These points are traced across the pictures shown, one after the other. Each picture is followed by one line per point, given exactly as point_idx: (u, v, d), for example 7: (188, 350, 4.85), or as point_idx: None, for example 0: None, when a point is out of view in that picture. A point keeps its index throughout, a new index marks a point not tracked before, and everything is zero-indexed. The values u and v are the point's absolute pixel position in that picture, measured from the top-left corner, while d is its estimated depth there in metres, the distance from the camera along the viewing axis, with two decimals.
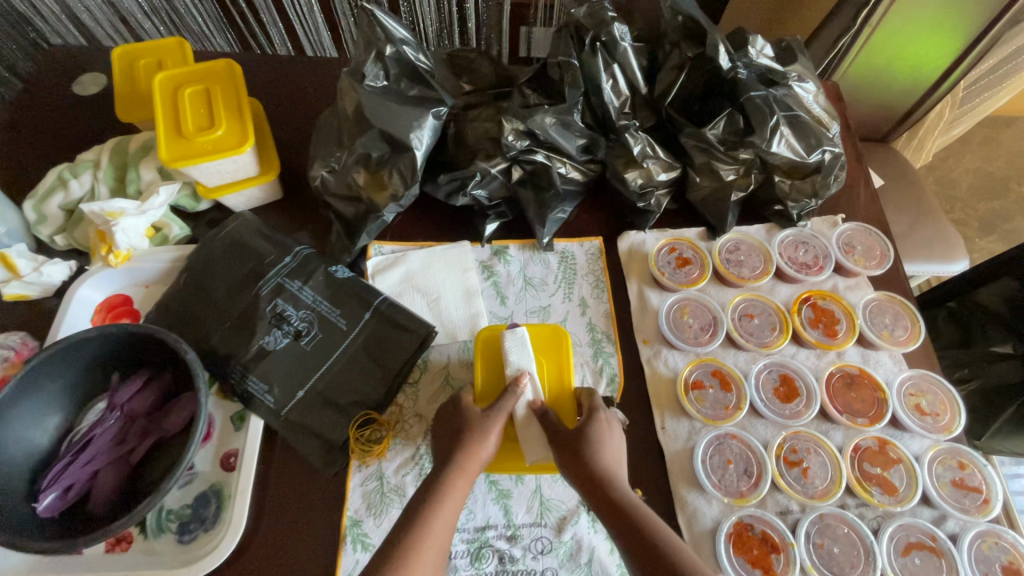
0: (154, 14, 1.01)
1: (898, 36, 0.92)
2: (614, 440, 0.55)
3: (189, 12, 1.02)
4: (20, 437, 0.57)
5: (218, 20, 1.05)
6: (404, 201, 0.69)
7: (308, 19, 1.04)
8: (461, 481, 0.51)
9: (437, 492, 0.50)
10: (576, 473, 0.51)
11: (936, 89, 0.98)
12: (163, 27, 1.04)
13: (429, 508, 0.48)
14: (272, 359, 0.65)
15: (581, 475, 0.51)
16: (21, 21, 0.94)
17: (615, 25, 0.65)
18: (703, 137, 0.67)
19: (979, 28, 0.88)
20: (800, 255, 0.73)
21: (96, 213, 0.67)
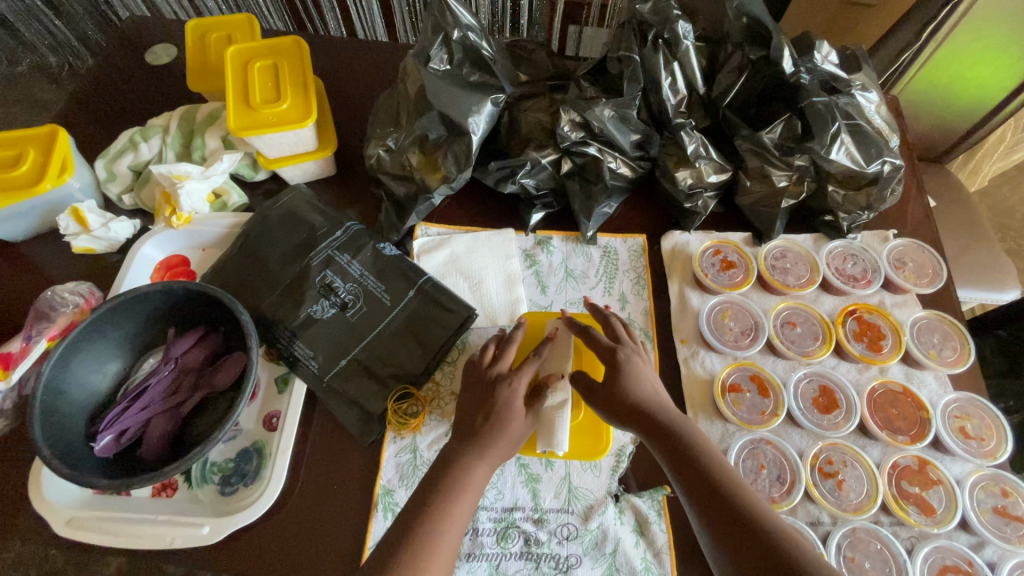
0: None
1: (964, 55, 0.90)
2: (646, 371, 0.55)
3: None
4: (83, 380, 0.60)
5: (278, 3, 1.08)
6: (455, 184, 0.70)
7: (363, 3, 1.06)
8: (470, 491, 0.50)
9: (448, 501, 0.49)
10: (622, 418, 0.53)
11: (998, 113, 0.94)
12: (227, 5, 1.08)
13: (442, 513, 0.48)
14: (320, 326, 0.67)
15: (622, 413, 0.52)
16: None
17: (680, 22, 0.65)
18: (759, 140, 0.67)
19: None
20: (848, 268, 0.72)
21: (164, 175, 0.71)
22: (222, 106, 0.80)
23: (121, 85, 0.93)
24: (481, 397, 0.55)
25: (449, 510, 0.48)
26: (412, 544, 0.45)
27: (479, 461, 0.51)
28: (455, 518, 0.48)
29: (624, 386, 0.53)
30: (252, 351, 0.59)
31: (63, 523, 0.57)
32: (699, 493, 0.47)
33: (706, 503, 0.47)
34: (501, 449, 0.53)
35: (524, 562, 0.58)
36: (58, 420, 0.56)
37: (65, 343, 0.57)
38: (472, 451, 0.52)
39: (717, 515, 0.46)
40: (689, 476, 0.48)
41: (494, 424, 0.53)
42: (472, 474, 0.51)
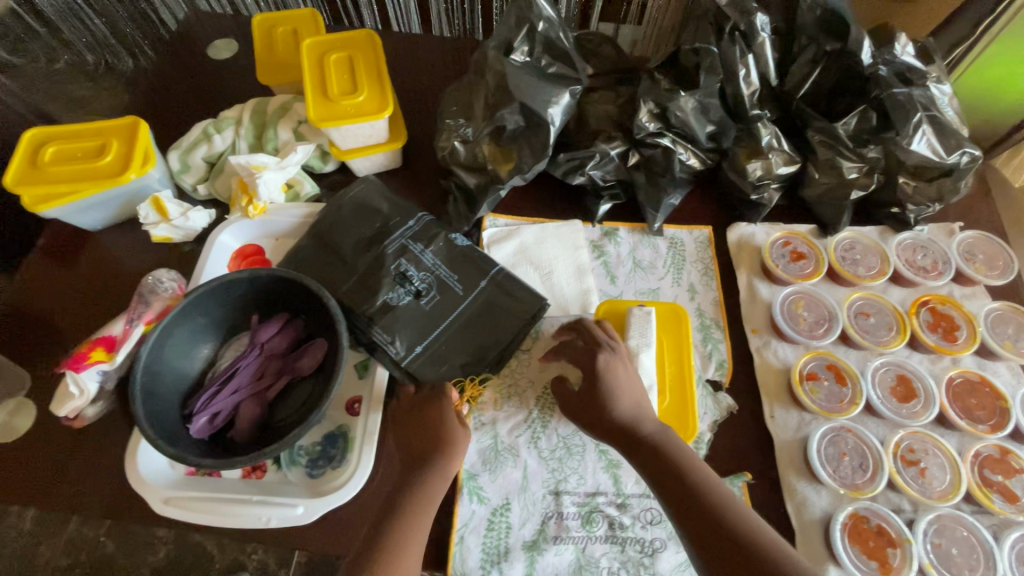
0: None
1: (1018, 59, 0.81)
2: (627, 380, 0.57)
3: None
4: (178, 364, 0.62)
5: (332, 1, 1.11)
6: (528, 175, 0.71)
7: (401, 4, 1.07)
8: (427, 510, 0.54)
9: (407, 513, 0.53)
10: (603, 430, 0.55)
11: None
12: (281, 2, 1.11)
13: (402, 535, 0.52)
14: (396, 314, 0.68)
15: (602, 427, 0.55)
16: None
17: (757, 16, 0.66)
18: (833, 131, 0.68)
19: None
20: (918, 259, 0.73)
21: (242, 165, 0.73)
22: (292, 98, 0.81)
23: (188, 86, 0.96)
24: (428, 423, 0.59)
25: (406, 533, 0.52)
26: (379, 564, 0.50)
27: (432, 483, 0.55)
28: (415, 539, 0.52)
29: (602, 400, 0.55)
30: (342, 338, 0.60)
31: (161, 502, 0.58)
32: (678, 498, 0.50)
33: (684, 508, 0.49)
34: (445, 471, 0.56)
35: (610, 546, 0.59)
36: (157, 402, 0.58)
37: (160, 327, 0.59)
38: (422, 472, 0.56)
39: (689, 517, 0.48)
40: (667, 484, 0.50)
41: (443, 448, 0.57)
42: (425, 495, 0.55)
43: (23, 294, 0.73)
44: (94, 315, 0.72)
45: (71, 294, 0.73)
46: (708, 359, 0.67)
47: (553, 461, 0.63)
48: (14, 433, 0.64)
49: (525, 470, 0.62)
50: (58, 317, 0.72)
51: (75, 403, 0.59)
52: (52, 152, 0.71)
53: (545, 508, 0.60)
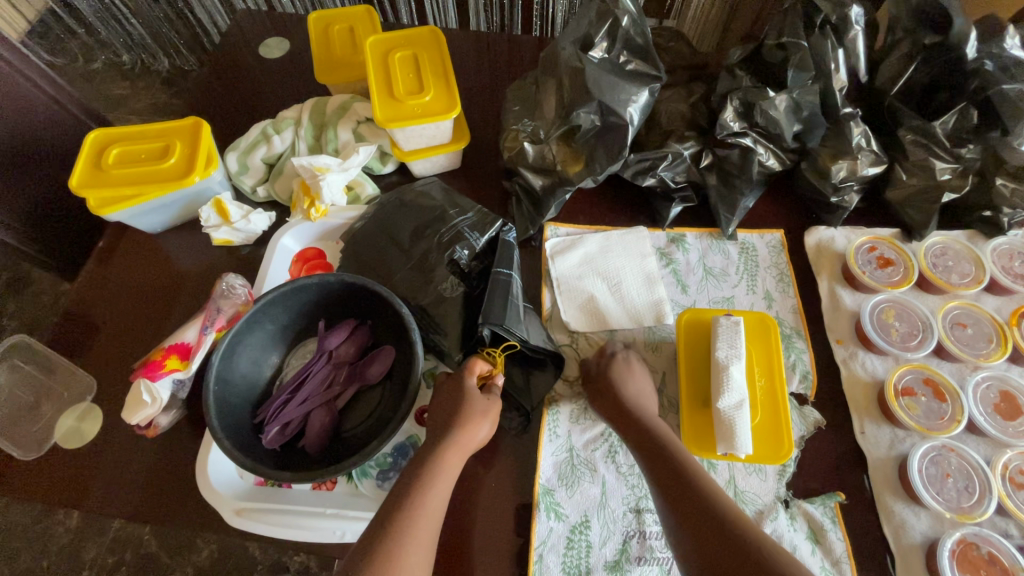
0: None
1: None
2: (639, 376, 0.61)
3: None
4: (247, 371, 0.60)
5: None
6: (600, 177, 0.68)
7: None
8: (438, 487, 0.48)
9: (416, 496, 0.47)
10: (606, 410, 0.58)
11: None
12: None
13: (409, 511, 0.46)
14: (451, 307, 0.63)
15: (609, 411, 0.58)
16: None
17: (852, 8, 0.62)
18: (930, 130, 0.63)
19: None
20: (1016, 266, 0.68)
21: (305, 167, 0.71)
22: (350, 98, 0.80)
23: (238, 84, 0.95)
24: (449, 402, 0.55)
25: (415, 507, 0.46)
26: (382, 545, 0.43)
27: (445, 462, 0.50)
28: (423, 517, 0.46)
29: (612, 385, 0.59)
30: (415, 346, 0.57)
31: (233, 513, 0.57)
32: (672, 486, 0.49)
33: (678, 496, 0.48)
34: (458, 450, 0.51)
35: None
36: (229, 410, 0.56)
37: (231, 334, 0.57)
38: (436, 445, 0.51)
39: (671, 488, 0.49)
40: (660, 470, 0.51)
41: (459, 422, 0.53)
42: (442, 468, 0.50)
43: (88, 297, 0.73)
44: (156, 318, 0.71)
45: (133, 298, 0.73)
46: (792, 371, 0.64)
47: (632, 477, 0.60)
48: (82, 439, 0.63)
49: (603, 486, 0.60)
50: (121, 320, 0.71)
51: (148, 411, 0.57)
52: (116, 154, 0.70)
53: (626, 527, 0.58)
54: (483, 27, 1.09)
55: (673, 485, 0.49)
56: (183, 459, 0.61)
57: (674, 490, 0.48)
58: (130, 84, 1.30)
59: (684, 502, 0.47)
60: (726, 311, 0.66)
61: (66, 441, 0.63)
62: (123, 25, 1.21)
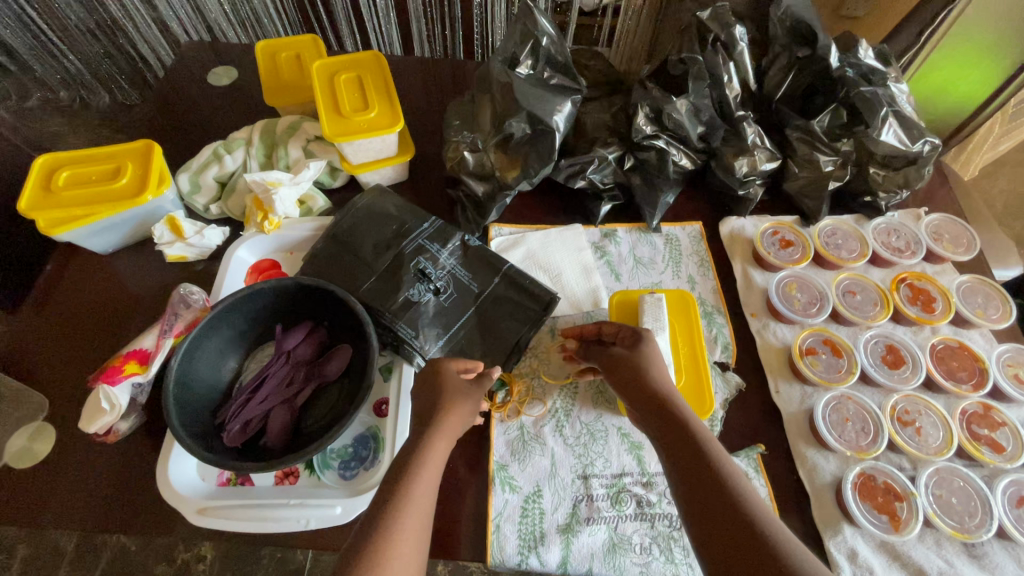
0: (260, 20, 1.11)
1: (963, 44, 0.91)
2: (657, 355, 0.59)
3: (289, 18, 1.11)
4: (208, 376, 0.63)
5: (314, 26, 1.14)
6: (535, 179, 0.76)
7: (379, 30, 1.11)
8: (430, 469, 0.51)
9: (407, 482, 0.49)
10: (626, 387, 0.57)
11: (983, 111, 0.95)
12: (262, 30, 1.13)
13: (395, 509, 0.47)
14: (418, 308, 0.71)
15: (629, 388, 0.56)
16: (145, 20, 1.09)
17: (736, 27, 0.73)
18: (810, 128, 0.74)
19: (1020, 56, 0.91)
20: (893, 241, 0.79)
21: (258, 182, 0.75)
22: (299, 119, 0.84)
23: (188, 112, 0.98)
24: (438, 390, 0.58)
25: (400, 505, 0.47)
26: (374, 535, 0.45)
27: (430, 453, 0.52)
28: (410, 512, 0.47)
29: (634, 363, 0.57)
30: (370, 338, 0.62)
31: (196, 512, 0.58)
32: (692, 485, 0.47)
33: (698, 495, 0.46)
34: (444, 437, 0.54)
35: (639, 523, 0.61)
36: (190, 411, 0.58)
37: (191, 338, 0.60)
38: (422, 436, 0.53)
39: (694, 479, 0.47)
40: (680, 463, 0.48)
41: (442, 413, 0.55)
42: (427, 454, 0.51)
43: (36, 321, 0.73)
44: (110, 336, 0.72)
45: (87, 318, 0.73)
46: (714, 343, 0.72)
47: (578, 447, 0.65)
48: (34, 459, 0.63)
49: (553, 457, 0.65)
50: (72, 340, 0.72)
51: (106, 419, 0.58)
52: (66, 177, 0.72)
53: (575, 492, 0.62)
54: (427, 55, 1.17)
55: (695, 474, 0.47)
56: (139, 468, 0.62)
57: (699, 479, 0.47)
58: (68, 120, 1.30)
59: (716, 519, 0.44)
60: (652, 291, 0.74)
61: (17, 461, 0.62)
62: (61, 59, 1.22)
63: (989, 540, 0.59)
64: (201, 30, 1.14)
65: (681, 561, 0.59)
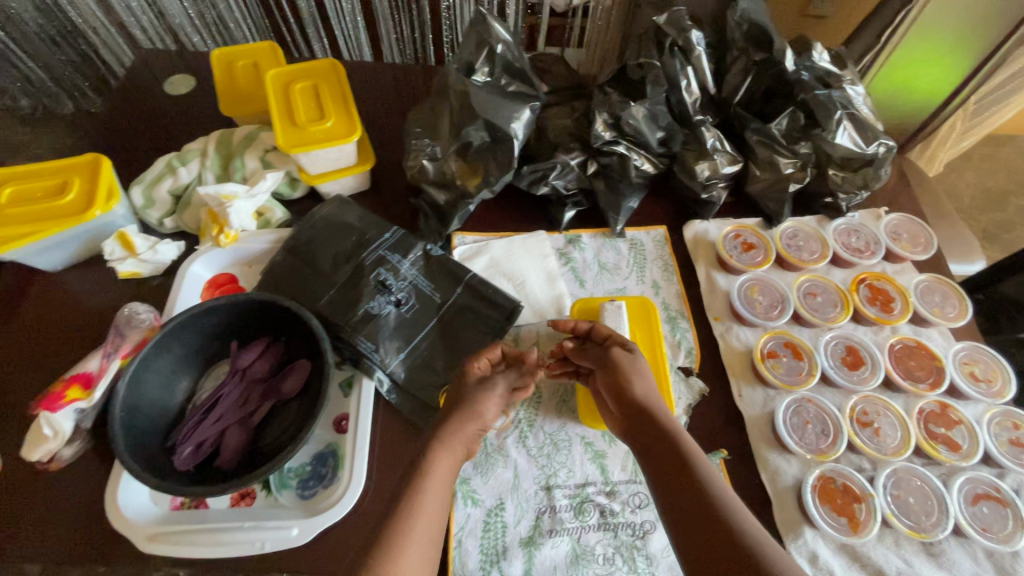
0: (205, 26, 1.06)
1: (923, 42, 0.92)
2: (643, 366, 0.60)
3: (237, 23, 1.05)
4: (159, 397, 0.61)
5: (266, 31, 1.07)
6: (496, 187, 0.75)
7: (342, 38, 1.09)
8: (444, 468, 0.52)
9: (419, 481, 0.50)
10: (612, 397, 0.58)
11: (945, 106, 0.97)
12: (212, 38, 1.08)
13: (409, 511, 0.47)
14: (378, 321, 0.70)
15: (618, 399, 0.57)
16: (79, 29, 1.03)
17: (692, 32, 0.73)
18: (768, 131, 0.75)
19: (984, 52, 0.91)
20: (853, 242, 0.80)
21: (212, 196, 0.73)
22: (257, 128, 0.83)
23: (146, 124, 0.96)
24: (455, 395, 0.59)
25: (415, 507, 0.48)
26: (387, 532, 0.46)
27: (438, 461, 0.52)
28: (424, 514, 0.48)
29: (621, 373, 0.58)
30: (328, 355, 0.61)
31: (146, 539, 0.56)
32: (674, 494, 0.48)
33: (681, 503, 0.47)
34: (454, 441, 0.54)
35: (603, 534, 0.61)
36: (138, 434, 0.57)
37: (138, 359, 0.58)
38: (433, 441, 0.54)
39: (677, 489, 0.48)
40: (664, 473, 0.50)
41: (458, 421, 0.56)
42: (439, 459, 0.52)
43: None
44: (60, 357, 0.70)
45: (35, 339, 0.71)
46: (678, 348, 0.72)
47: (541, 458, 0.65)
48: None
49: (516, 469, 0.64)
50: (19, 362, 0.69)
51: (50, 446, 0.57)
52: (11, 194, 0.69)
53: (538, 504, 0.62)
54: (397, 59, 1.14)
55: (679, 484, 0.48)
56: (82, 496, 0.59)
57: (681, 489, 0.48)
58: None
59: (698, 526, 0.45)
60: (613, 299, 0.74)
61: None
62: None
63: (946, 539, 0.60)
64: (168, 40, 1.08)
65: (644, 570, 0.59)
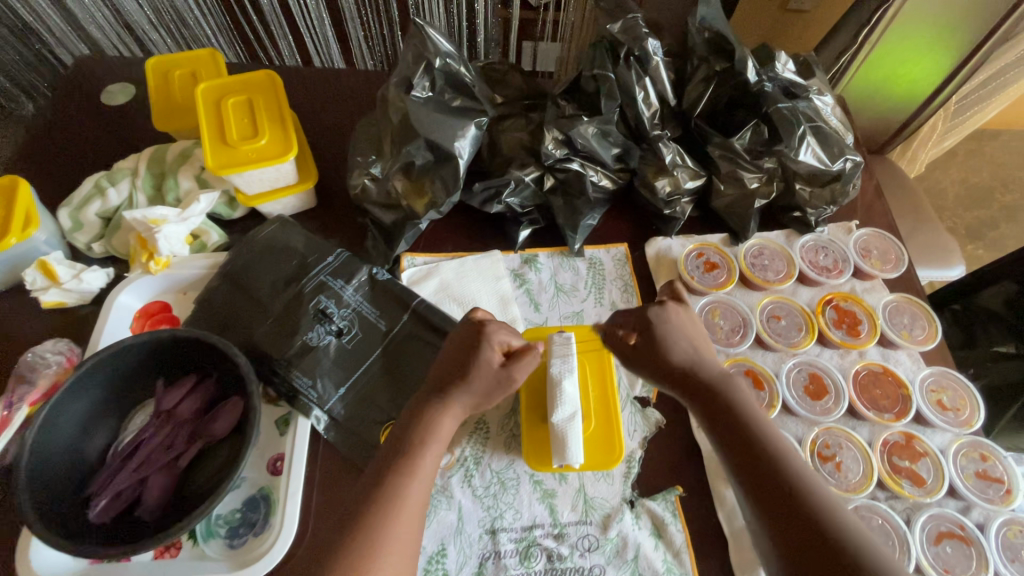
0: (162, 27, 0.97)
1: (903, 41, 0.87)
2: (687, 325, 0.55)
3: (198, 24, 0.97)
4: (73, 443, 0.57)
5: (228, 31, 1.00)
6: (444, 208, 0.71)
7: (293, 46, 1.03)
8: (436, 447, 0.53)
9: (411, 462, 0.51)
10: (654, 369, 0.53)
11: (926, 107, 0.95)
12: (171, 38, 1.00)
13: (405, 473, 0.50)
14: (317, 353, 0.66)
15: (662, 367, 0.53)
16: (26, 31, 0.93)
17: (648, 40, 0.69)
18: (731, 146, 0.71)
19: (963, 53, 0.86)
20: (821, 260, 0.76)
21: (139, 220, 0.68)
22: (193, 144, 0.78)
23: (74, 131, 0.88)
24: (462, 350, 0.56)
25: (411, 469, 0.50)
26: (374, 518, 0.47)
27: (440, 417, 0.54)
28: (420, 475, 0.50)
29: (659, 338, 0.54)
30: (255, 397, 0.57)
31: None
32: (746, 464, 0.47)
33: (749, 474, 0.47)
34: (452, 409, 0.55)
35: None
36: (48, 489, 0.53)
37: (48, 407, 0.54)
38: (428, 414, 0.54)
39: (746, 463, 0.47)
40: (730, 443, 0.48)
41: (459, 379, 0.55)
42: (433, 439, 0.53)
43: None
44: None
45: None
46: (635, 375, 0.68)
47: (487, 498, 0.61)
48: None
49: (460, 511, 0.61)
50: None
51: None
52: None
53: (481, 549, 0.59)
54: (369, 56, 1.06)
55: (745, 455, 0.47)
56: None
57: (748, 459, 0.47)
58: None
59: (769, 496, 0.45)
60: (564, 327, 0.70)
61: None
62: None
63: None
64: (133, 48, 1.01)
65: None
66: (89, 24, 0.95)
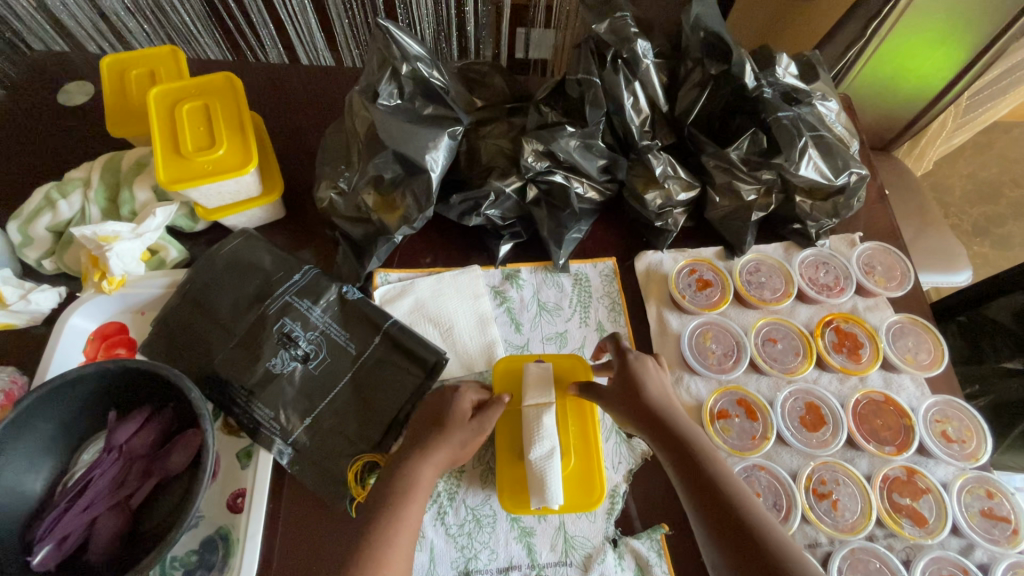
0: (138, 12, 0.89)
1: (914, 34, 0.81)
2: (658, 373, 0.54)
3: (175, 9, 0.89)
4: (15, 483, 0.53)
5: (205, 20, 0.93)
6: (416, 224, 0.66)
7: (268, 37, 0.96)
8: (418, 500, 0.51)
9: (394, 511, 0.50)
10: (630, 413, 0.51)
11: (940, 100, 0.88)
12: (147, 24, 0.91)
13: (388, 525, 0.49)
14: (282, 381, 0.62)
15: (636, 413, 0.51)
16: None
17: (638, 41, 0.64)
18: (726, 157, 0.65)
19: (983, 41, 0.80)
20: (821, 276, 0.72)
21: (88, 238, 0.63)
22: (150, 152, 0.72)
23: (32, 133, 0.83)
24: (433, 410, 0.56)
25: (394, 521, 0.49)
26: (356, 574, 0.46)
27: (422, 466, 0.52)
28: (403, 528, 0.49)
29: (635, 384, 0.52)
30: (207, 430, 0.52)
31: None
32: (720, 523, 0.45)
33: (726, 534, 0.44)
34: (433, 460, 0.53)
35: None
36: None
37: None
38: (409, 465, 0.52)
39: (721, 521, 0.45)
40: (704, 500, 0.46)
41: (436, 430, 0.54)
42: (416, 493, 0.51)
43: None
44: None
45: None
46: None
47: (461, 538, 0.58)
48: None
49: (432, 551, 0.57)
50: None
51: None
52: None
53: None
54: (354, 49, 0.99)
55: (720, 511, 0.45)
56: None
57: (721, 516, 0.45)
58: None
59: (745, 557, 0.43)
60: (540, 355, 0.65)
61: None
62: None
63: None
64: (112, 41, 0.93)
65: None
66: (58, 16, 0.87)
